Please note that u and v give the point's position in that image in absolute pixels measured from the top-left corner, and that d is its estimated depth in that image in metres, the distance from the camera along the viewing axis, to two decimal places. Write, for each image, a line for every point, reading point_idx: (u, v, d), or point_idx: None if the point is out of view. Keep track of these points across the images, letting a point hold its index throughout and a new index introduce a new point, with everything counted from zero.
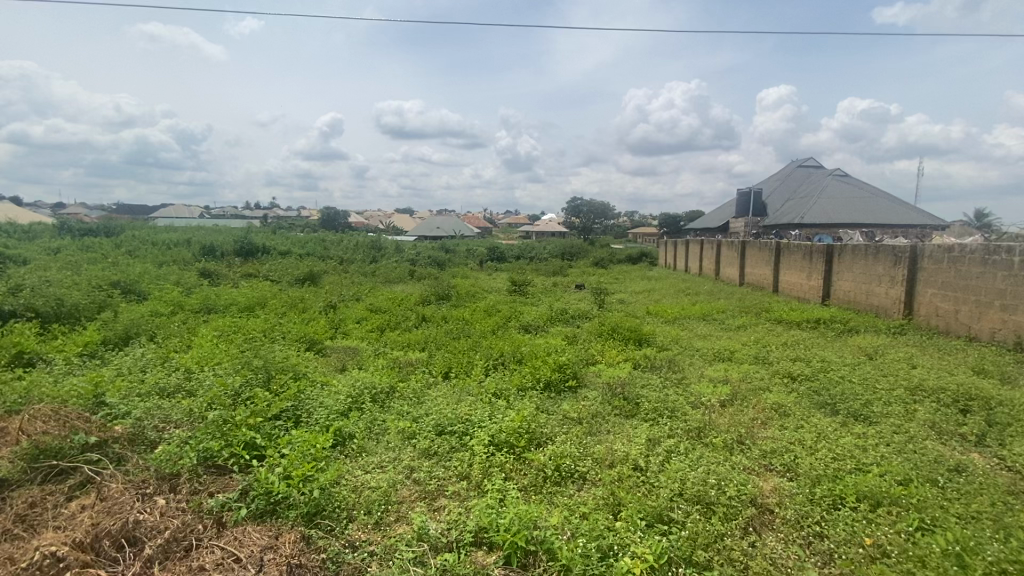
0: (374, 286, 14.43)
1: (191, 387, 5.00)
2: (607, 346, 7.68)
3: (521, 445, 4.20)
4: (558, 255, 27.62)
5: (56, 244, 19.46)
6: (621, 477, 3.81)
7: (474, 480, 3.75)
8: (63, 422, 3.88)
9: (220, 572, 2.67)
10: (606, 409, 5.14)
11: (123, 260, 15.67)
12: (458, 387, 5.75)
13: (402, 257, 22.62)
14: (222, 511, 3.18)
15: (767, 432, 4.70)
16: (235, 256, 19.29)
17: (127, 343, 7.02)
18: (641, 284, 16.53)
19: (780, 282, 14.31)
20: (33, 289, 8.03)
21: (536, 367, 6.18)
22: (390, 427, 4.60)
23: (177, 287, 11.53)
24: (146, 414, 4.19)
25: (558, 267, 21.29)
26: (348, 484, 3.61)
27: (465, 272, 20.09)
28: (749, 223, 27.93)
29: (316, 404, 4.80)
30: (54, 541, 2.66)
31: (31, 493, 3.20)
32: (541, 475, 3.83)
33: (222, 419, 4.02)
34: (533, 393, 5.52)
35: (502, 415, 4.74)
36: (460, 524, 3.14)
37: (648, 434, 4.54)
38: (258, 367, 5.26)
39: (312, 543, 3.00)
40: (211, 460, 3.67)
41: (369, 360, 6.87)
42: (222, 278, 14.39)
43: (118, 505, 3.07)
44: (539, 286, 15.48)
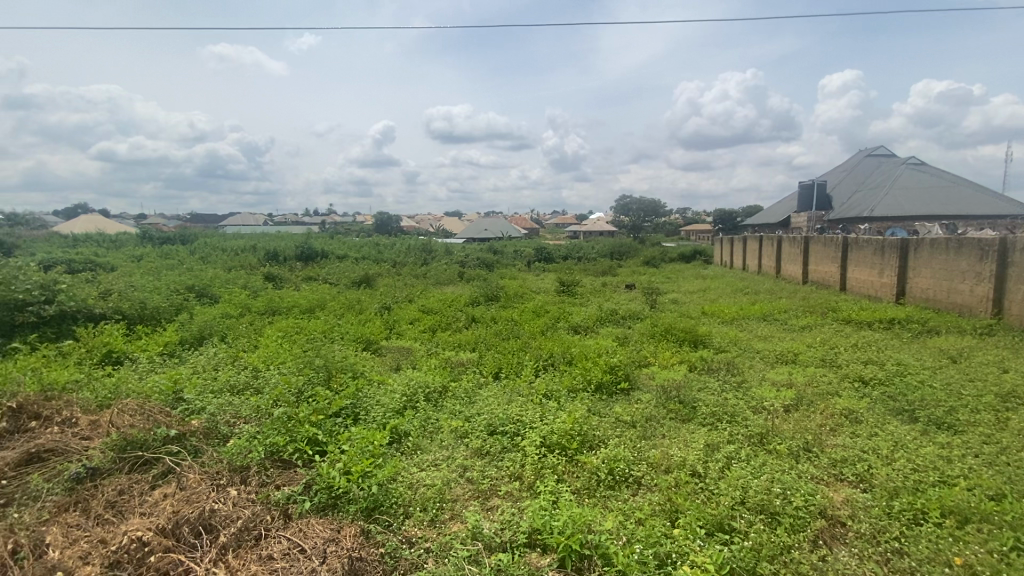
0: (426, 287, 14.79)
1: (258, 385, 5.29)
2: (661, 347, 7.48)
3: (574, 447, 4.15)
4: (607, 255, 27.23)
5: (140, 252, 21.22)
6: (679, 483, 3.69)
7: (527, 482, 3.74)
8: (147, 416, 4.21)
9: (288, 561, 2.79)
10: (660, 413, 5.00)
11: (197, 266, 16.88)
12: (509, 388, 5.77)
13: (452, 258, 23.04)
14: (288, 504, 3.34)
15: (837, 439, 4.40)
16: (296, 260, 20.32)
17: (201, 342, 7.53)
18: (695, 283, 15.98)
19: (847, 279, 13.43)
20: (121, 293, 8.78)
21: (586, 368, 6.09)
22: (443, 426, 4.68)
23: (245, 290, 12.26)
24: (219, 410, 4.48)
25: (608, 266, 20.99)
26: (404, 480, 3.69)
27: (513, 273, 20.22)
28: (811, 218, 26.39)
29: (373, 401, 4.95)
30: (140, 527, 2.89)
31: (120, 481, 3.49)
32: (595, 478, 3.76)
33: (286, 416, 4.23)
34: (584, 395, 5.45)
35: (553, 416, 4.71)
36: (514, 524, 3.14)
37: (707, 439, 4.37)
38: (319, 366, 5.49)
39: (371, 537, 3.10)
40: (277, 454, 3.87)
41: (423, 360, 7.01)
42: (285, 281, 15.20)
43: (196, 494, 3.29)
44: (589, 286, 15.34)
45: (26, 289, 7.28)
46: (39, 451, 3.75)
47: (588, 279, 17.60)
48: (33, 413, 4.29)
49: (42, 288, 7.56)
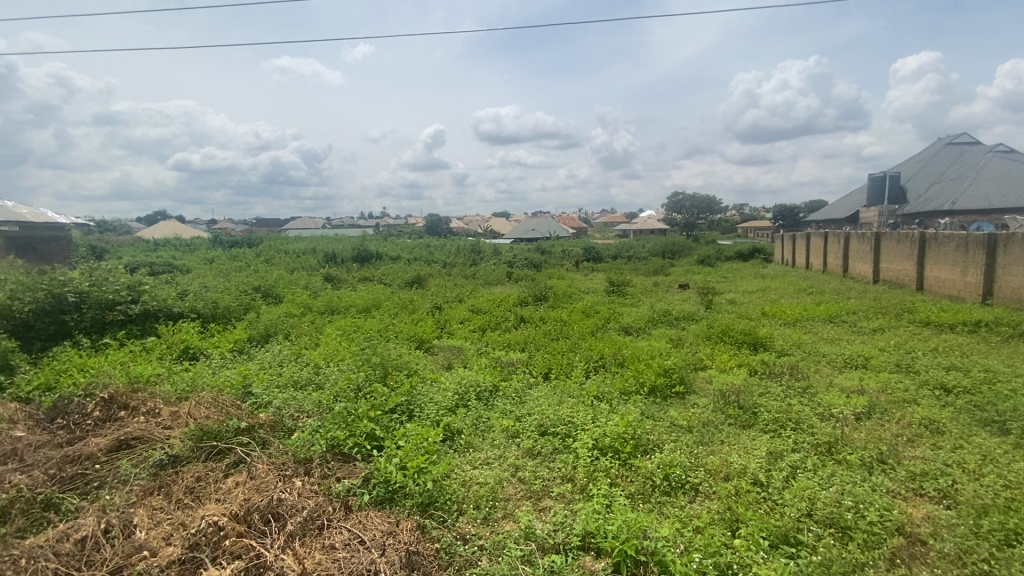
0: (476, 287, 15.00)
1: (319, 380, 5.53)
2: (718, 349, 7.19)
3: (627, 451, 4.07)
4: (658, 254, 26.53)
5: (213, 255, 22.84)
6: (739, 492, 3.54)
7: (580, 484, 3.71)
8: (220, 409, 4.50)
9: (349, 551, 2.90)
10: (718, 418, 4.82)
11: (263, 268, 17.90)
12: (560, 389, 5.73)
13: (501, 259, 23.24)
14: (348, 496, 3.47)
15: (916, 451, 4.07)
16: (353, 261, 21.17)
17: (267, 340, 7.98)
18: (753, 283, 15.27)
19: (925, 278, 12.44)
20: (197, 293, 9.46)
21: (639, 370, 5.96)
22: (495, 425, 4.71)
23: (306, 290, 12.89)
24: (285, 404, 4.73)
25: (660, 266, 20.45)
26: (458, 478, 3.75)
27: (562, 273, 20.10)
28: (883, 212, 24.60)
29: (427, 399, 5.07)
30: (216, 512, 3.08)
31: (197, 468, 3.75)
32: (649, 483, 3.67)
33: (347, 411, 4.41)
34: (637, 398, 5.33)
35: (605, 418, 4.64)
36: (567, 527, 3.12)
37: (769, 447, 4.17)
38: (375, 364, 5.67)
39: (426, 532, 3.18)
40: (338, 448, 4.04)
41: (473, 359, 7.09)
42: (342, 282, 15.84)
43: (264, 484, 3.48)
44: (640, 286, 15.00)
45: (115, 290, 7.97)
46: (128, 439, 4.09)
47: (640, 279, 17.23)
48: (123, 403, 4.69)
49: (129, 288, 8.24)
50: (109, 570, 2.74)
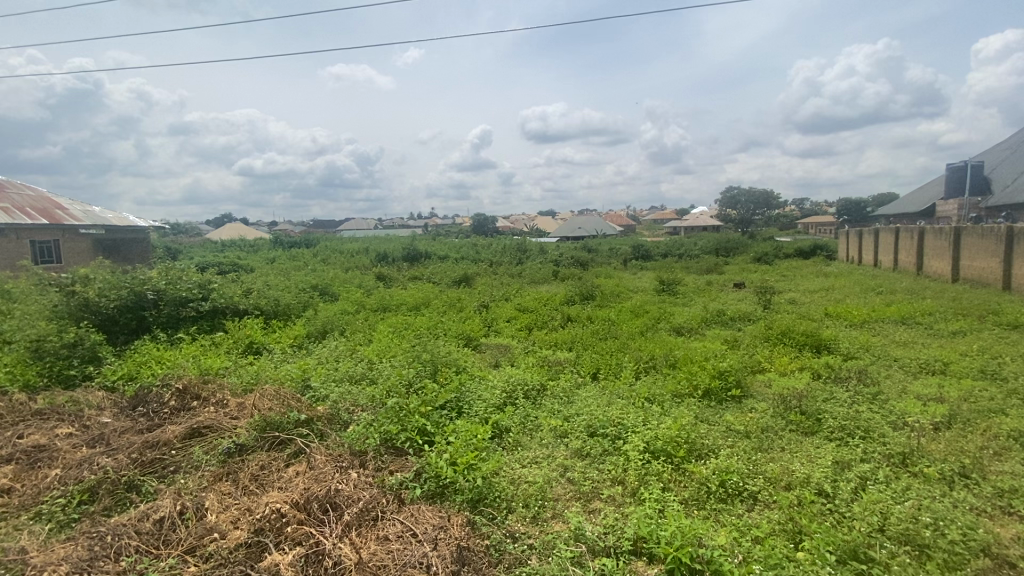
0: (522, 286, 15.00)
1: (373, 375, 5.71)
2: (776, 352, 6.85)
3: (680, 455, 3.94)
4: (712, 251, 25.60)
5: (275, 255, 24.15)
6: (802, 503, 3.35)
7: (630, 487, 3.63)
8: (282, 401, 4.73)
9: (402, 543, 2.97)
10: (779, 424, 4.59)
11: (319, 267, 18.71)
12: (608, 390, 5.64)
13: (547, 258, 23.15)
14: (401, 489, 3.56)
15: (1004, 466, 3.71)
16: (403, 260, 21.73)
17: (324, 336, 8.33)
18: (815, 282, 14.47)
19: (1013, 276, 11.36)
20: (260, 291, 9.99)
21: (692, 373, 5.76)
22: (543, 424, 4.70)
23: (359, 289, 13.34)
24: (341, 398, 4.91)
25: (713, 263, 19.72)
26: (507, 476, 3.76)
27: (610, 271, 19.80)
28: (963, 205, 22.63)
29: (475, 396, 5.12)
30: (279, 500, 3.24)
31: (261, 457, 3.96)
32: (704, 489, 3.55)
33: (399, 406, 4.52)
34: (690, 401, 5.15)
35: (657, 421, 4.51)
36: (618, 530, 3.06)
37: (835, 456, 3.93)
38: (426, 361, 5.77)
39: (476, 528, 3.21)
40: (391, 441, 4.15)
41: (521, 358, 7.10)
42: (393, 280, 16.28)
43: (323, 474, 3.63)
44: (692, 285, 14.51)
45: (188, 288, 8.51)
46: (199, 427, 4.38)
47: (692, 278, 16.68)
48: (195, 393, 5.02)
49: (200, 287, 8.79)
50: (183, 550, 2.93)
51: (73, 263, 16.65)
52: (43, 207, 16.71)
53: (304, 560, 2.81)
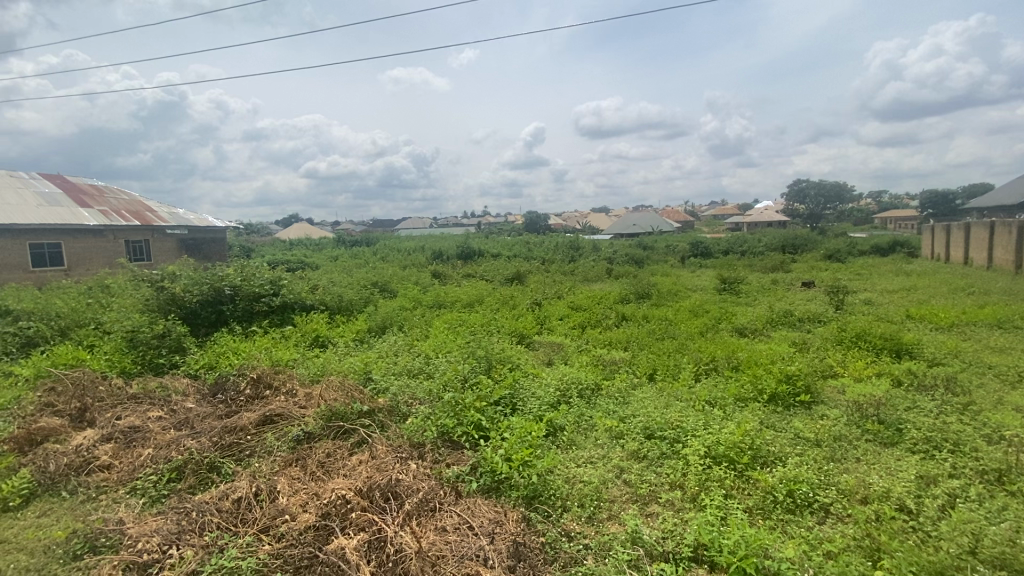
0: (575, 284, 14.86)
1: (430, 370, 5.87)
2: (850, 356, 6.40)
3: (744, 462, 3.77)
4: (777, 248, 24.29)
5: (337, 253, 25.31)
6: (880, 518, 3.13)
7: (691, 492, 3.52)
8: (346, 392, 4.95)
9: (460, 535, 3.03)
10: (853, 433, 4.30)
11: (379, 264, 19.45)
12: (666, 391, 5.49)
13: (601, 255, 22.82)
14: (458, 482, 3.64)
15: None
16: (457, 258, 22.13)
17: (383, 331, 8.64)
18: (894, 281, 13.40)
19: None
20: (325, 287, 10.51)
21: (757, 376, 5.49)
22: (598, 424, 4.64)
23: (416, 286, 13.71)
24: (400, 391, 5.08)
25: (780, 262, 18.68)
26: (562, 474, 3.74)
27: (666, 269, 19.24)
28: None
29: (530, 393, 5.13)
30: (344, 486, 3.40)
31: (327, 445, 4.16)
32: (770, 499, 3.38)
33: (455, 400, 4.62)
34: (755, 406, 4.92)
35: (719, 425, 4.33)
36: (677, 536, 2.99)
37: (919, 470, 3.64)
38: (480, 357, 5.85)
39: (532, 525, 3.22)
40: (447, 435, 4.26)
41: (575, 356, 7.07)
42: (448, 278, 16.61)
43: (384, 464, 3.77)
44: (756, 284, 13.83)
45: (261, 283, 9.06)
46: (272, 414, 4.67)
47: (756, 276, 15.90)
48: (268, 382, 5.36)
49: (271, 283, 9.35)
50: (258, 528, 3.14)
51: (161, 261, 18.21)
52: (136, 210, 18.35)
53: (367, 545, 2.93)
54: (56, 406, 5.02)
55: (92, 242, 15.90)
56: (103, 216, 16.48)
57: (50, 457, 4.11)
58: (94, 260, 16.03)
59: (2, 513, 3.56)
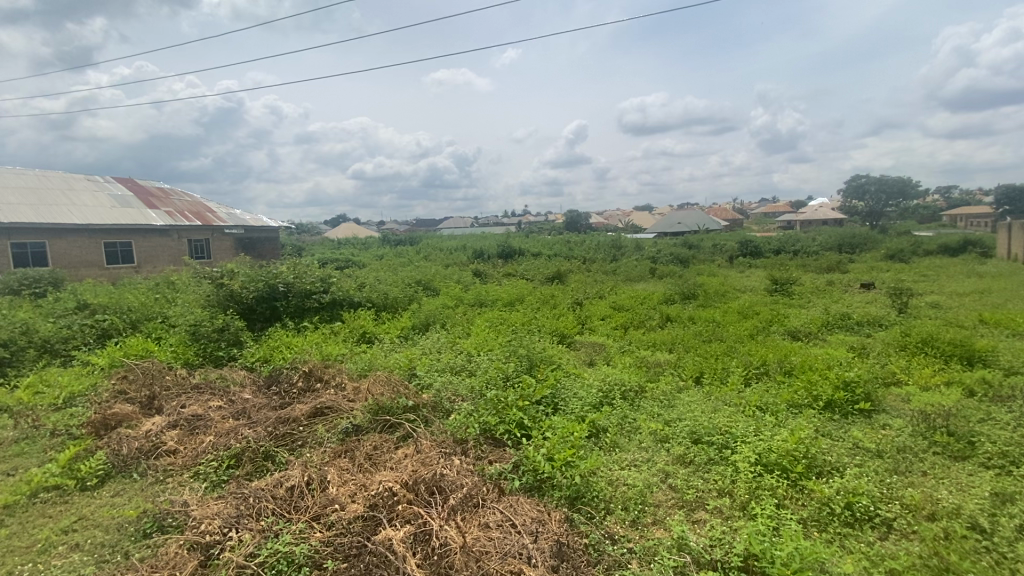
0: (617, 284, 14.63)
1: (472, 367, 5.94)
2: (915, 363, 6.00)
3: (798, 471, 3.60)
4: (833, 247, 23.08)
5: (381, 252, 25.97)
6: (950, 537, 2.92)
7: (740, 500, 3.41)
8: (392, 387, 5.07)
9: (503, 532, 3.05)
10: (918, 445, 4.04)
11: (422, 263, 19.80)
12: (714, 396, 5.33)
13: (644, 254, 22.37)
14: (501, 479, 3.67)
15: None
16: (498, 258, 22.25)
17: (427, 328, 8.80)
18: (966, 283, 12.45)
19: None
20: (371, 285, 10.80)
21: (812, 382, 5.23)
22: (642, 427, 4.56)
23: (458, 284, 13.87)
24: (444, 388, 5.17)
25: (836, 262, 17.74)
26: (605, 476, 3.70)
27: (713, 269, 18.64)
28: None
29: (572, 394, 5.10)
30: (390, 479, 3.49)
31: (374, 438, 4.29)
32: (826, 511, 3.22)
33: (498, 398, 4.66)
34: (810, 413, 4.70)
35: (771, 432, 4.16)
36: (725, 545, 2.92)
37: (993, 487, 3.37)
38: (522, 355, 5.86)
39: (575, 526, 3.21)
40: (490, 433, 4.30)
41: (617, 357, 6.97)
42: (489, 277, 16.72)
43: (429, 458, 3.84)
44: (810, 285, 13.20)
45: (312, 281, 9.42)
46: (322, 407, 4.85)
47: (810, 277, 15.16)
48: (318, 375, 5.59)
49: (321, 281, 9.70)
50: (310, 516, 3.27)
51: (219, 258, 19.24)
52: (197, 211, 19.45)
53: (413, 538, 2.99)
54: (128, 393, 5.41)
55: (159, 241, 16.98)
56: (169, 217, 17.58)
57: (122, 440, 4.44)
58: (160, 258, 17.11)
59: (82, 491, 3.88)
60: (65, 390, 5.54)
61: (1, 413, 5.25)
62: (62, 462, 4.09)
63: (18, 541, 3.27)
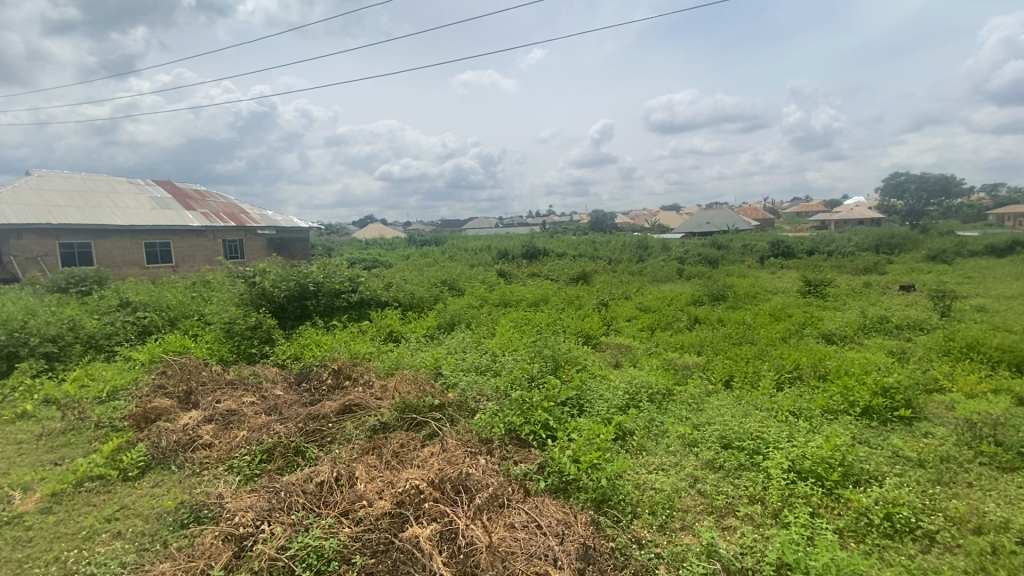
0: (643, 285, 14.45)
1: (497, 367, 5.95)
2: (959, 369, 5.74)
3: (834, 479, 3.48)
4: (870, 248, 22.27)
5: (407, 252, 26.28)
6: (998, 551, 2.79)
7: (772, 508, 3.32)
8: (419, 386, 5.12)
9: (529, 533, 3.04)
10: (963, 455, 3.86)
11: (448, 263, 19.95)
12: (744, 400, 5.21)
13: (671, 255, 22.03)
14: (526, 480, 3.68)
15: None
16: (523, 258, 22.25)
17: (452, 327, 8.87)
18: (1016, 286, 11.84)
19: None
20: (398, 285, 10.95)
21: (848, 387, 5.05)
22: (670, 431, 4.49)
23: (483, 284, 13.92)
24: (469, 387, 5.20)
25: (873, 263, 17.11)
26: (632, 480, 3.66)
27: (743, 270, 18.20)
28: None
29: (597, 395, 5.06)
30: (417, 477, 3.52)
31: (401, 436, 4.34)
32: (864, 521, 3.11)
33: (523, 399, 4.66)
34: (846, 419, 4.54)
35: (805, 438, 4.04)
36: (757, 553, 2.85)
37: None
38: (547, 356, 5.85)
39: (601, 529, 3.18)
40: (515, 433, 4.30)
41: (643, 359, 6.89)
42: (514, 277, 16.74)
43: (454, 457, 3.87)
44: (846, 287, 12.77)
45: (341, 281, 9.60)
46: (351, 404, 4.94)
47: (845, 278, 14.66)
48: (347, 373, 5.70)
49: (350, 280, 9.87)
50: (339, 511, 3.33)
51: (252, 258, 19.79)
52: (231, 212, 20.06)
53: (439, 536, 3.02)
54: (167, 387, 5.63)
55: (195, 241, 17.58)
56: (205, 218, 18.18)
57: (162, 433, 4.61)
58: (197, 258, 17.71)
59: (124, 482, 4.04)
60: (108, 384, 5.80)
61: (51, 405, 5.53)
62: (105, 453, 4.28)
63: (64, 528, 3.43)
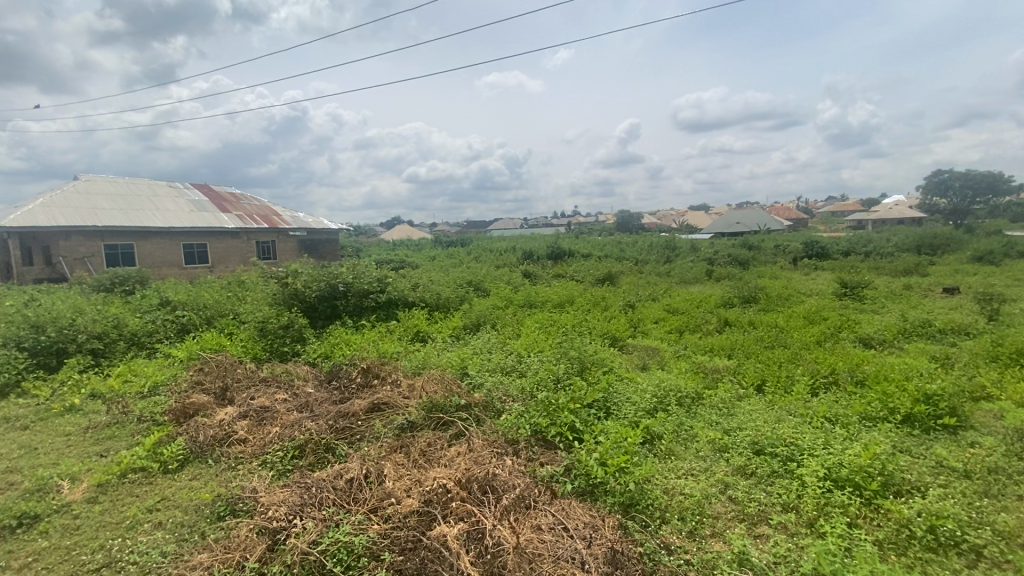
0: (671, 286, 14.24)
1: (522, 368, 5.95)
2: (1008, 376, 5.46)
3: (873, 489, 3.36)
4: (910, 248, 21.40)
5: (434, 253, 26.53)
6: None
7: (807, 516, 3.23)
8: (446, 386, 5.16)
9: (555, 536, 3.04)
10: (1014, 467, 3.66)
11: (474, 264, 20.07)
12: (777, 405, 5.07)
13: (700, 256, 21.63)
14: (553, 482, 3.66)
15: None
16: (548, 259, 22.21)
17: (478, 328, 8.93)
18: None
19: None
20: (425, 285, 11.09)
21: (887, 393, 4.86)
22: (699, 435, 4.40)
23: (508, 285, 13.96)
24: (495, 388, 5.22)
25: (915, 264, 16.42)
26: (660, 484, 3.62)
27: (775, 271, 17.74)
28: None
29: (624, 398, 5.01)
30: (443, 476, 3.55)
31: (429, 435, 4.39)
32: (905, 534, 2.99)
33: (549, 400, 4.64)
34: (886, 427, 4.37)
35: (842, 445, 3.90)
36: (791, 563, 2.78)
37: None
38: (573, 358, 5.82)
39: (629, 533, 3.15)
40: (541, 434, 4.30)
41: (671, 362, 6.78)
42: (539, 278, 16.70)
43: (481, 457, 3.88)
44: (884, 289, 12.31)
45: (369, 281, 9.76)
46: (379, 403, 5.02)
47: (884, 280, 14.13)
48: (376, 372, 5.79)
49: (378, 280, 10.02)
50: (368, 508, 3.39)
51: (284, 259, 20.31)
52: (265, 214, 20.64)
53: (467, 535, 3.04)
54: (204, 384, 5.83)
55: (230, 243, 18.15)
56: (239, 220, 18.76)
57: (199, 428, 4.78)
58: (231, 259, 18.29)
59: (164, 474, 4.21)
60: (150, 379, 6.05)
61: (97, 399, 5.80)
62: (148, 446, 4.46)
63: (109, 517, 3.59)
